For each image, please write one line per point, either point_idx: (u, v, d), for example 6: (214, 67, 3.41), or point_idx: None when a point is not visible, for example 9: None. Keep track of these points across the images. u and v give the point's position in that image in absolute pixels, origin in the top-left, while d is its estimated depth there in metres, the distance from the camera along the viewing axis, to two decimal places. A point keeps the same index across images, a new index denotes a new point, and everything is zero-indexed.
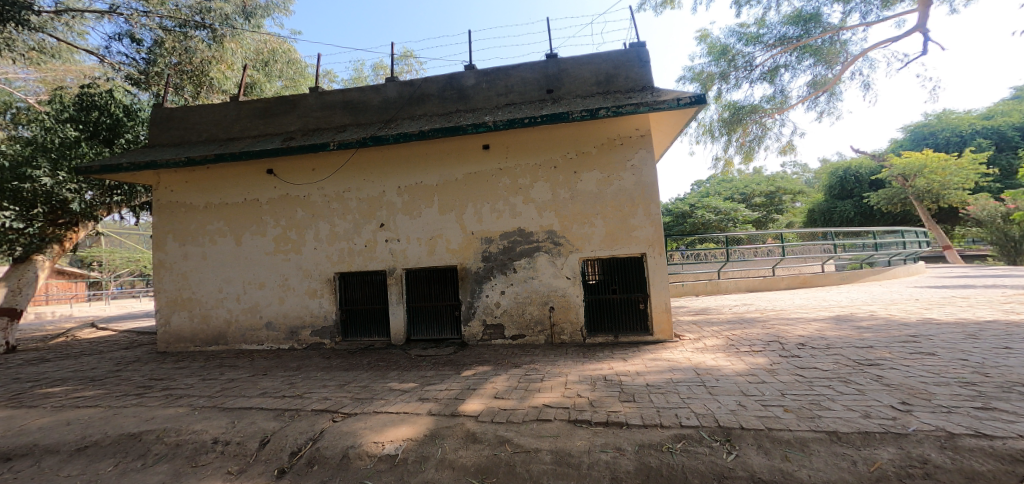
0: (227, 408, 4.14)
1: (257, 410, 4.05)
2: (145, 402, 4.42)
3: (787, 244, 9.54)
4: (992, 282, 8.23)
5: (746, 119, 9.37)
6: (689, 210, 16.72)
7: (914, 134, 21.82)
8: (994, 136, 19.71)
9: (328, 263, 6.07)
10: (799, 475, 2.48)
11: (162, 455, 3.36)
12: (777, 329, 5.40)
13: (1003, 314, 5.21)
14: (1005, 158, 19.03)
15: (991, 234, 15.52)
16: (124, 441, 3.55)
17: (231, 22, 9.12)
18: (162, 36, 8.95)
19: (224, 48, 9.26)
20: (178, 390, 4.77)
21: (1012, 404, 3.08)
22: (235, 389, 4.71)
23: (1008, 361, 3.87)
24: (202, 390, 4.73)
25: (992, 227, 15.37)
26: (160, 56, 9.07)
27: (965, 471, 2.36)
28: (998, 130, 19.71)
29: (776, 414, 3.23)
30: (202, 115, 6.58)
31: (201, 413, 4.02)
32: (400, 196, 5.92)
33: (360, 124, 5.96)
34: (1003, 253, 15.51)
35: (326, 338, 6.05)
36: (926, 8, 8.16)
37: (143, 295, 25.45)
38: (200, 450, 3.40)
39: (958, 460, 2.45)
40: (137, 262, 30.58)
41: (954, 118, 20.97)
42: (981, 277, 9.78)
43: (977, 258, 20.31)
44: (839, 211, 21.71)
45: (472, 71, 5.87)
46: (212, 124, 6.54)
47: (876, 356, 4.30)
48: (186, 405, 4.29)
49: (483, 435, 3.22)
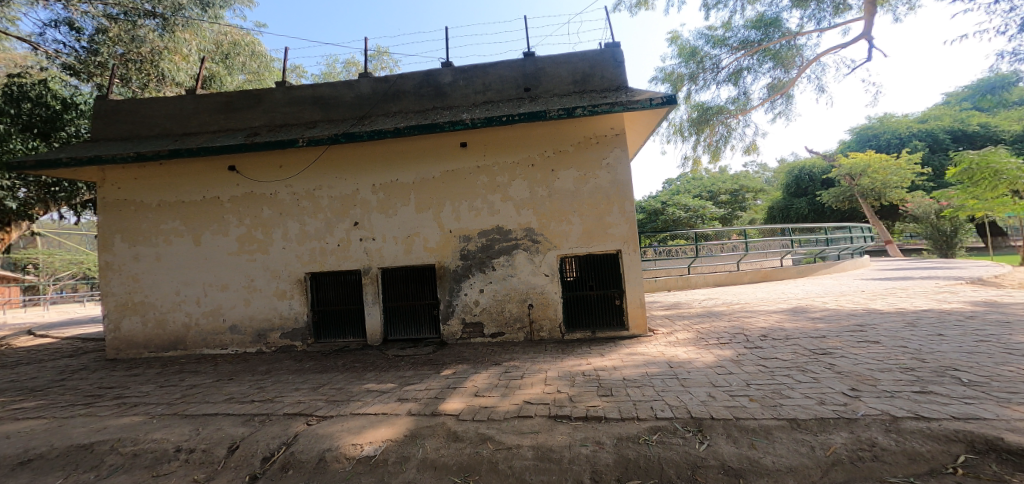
0: (189, 415, 3.96)
1: (223, 416, 3.89)
2: (96, 412, 4.13)
3: (750, 240, 10.08)
4: (927, 274, 9.03)
5: (713, 119, 9.69)
6: (661, 208, 17.40)
7: (860, 136, 23.58)
8: (929, 138, 21.39)
9: (298, 263, 5.84)
10: (765, 462, 2.69)
11: (118, 466, 3.17)
12: (741, 321, 5.74)
13: (936, 303, 5.79)
14: (939, 159, 20.67)
15: (925, 229, 17.18)
16: (74, 453, 3.32)
17: (186, 13, 8.50)
18: (107, 25, 8.13)
19: (177, 38, 8.60)
20: (133, 398, 4.50)
21: (944, 388, 3.49)
22: (198, 395, 4.48)
23: (940, 347, 4.35)
24: (160, 397, 4.48)
25: (928, 223, 16.98)
26: (103, 45, 8.25)
27: (908, 452, 2.65)
28: (932, 133, 21.40)
29: (742, 403, 3.49)
30: (154, 108, 6.07)
31: (162, 421, 3.82)
32: (375, 194, 5.75)
33: (332, 121, 5.71)
34: (936, 247, 17.28)
35: (298, 340, 5.87)
36: (872, 17, 8.67)
37: (87, 300, 23.51)
38: (161, 459, 3.23)
39: (901, 442, 2.74)
40: (80, 264, 28.32)
41: (895, 121, 22.72)
42: (917, 269, 10.75)
43: (914, 252, 22.18)
44: (795, 209, 23.23)
45: (449, 68, 5.73)
46: (166, 118, 6.05)
47: (829, 345, 4.67)
48: (143, 413, 4.05)
49: (464, 434, 3.27)
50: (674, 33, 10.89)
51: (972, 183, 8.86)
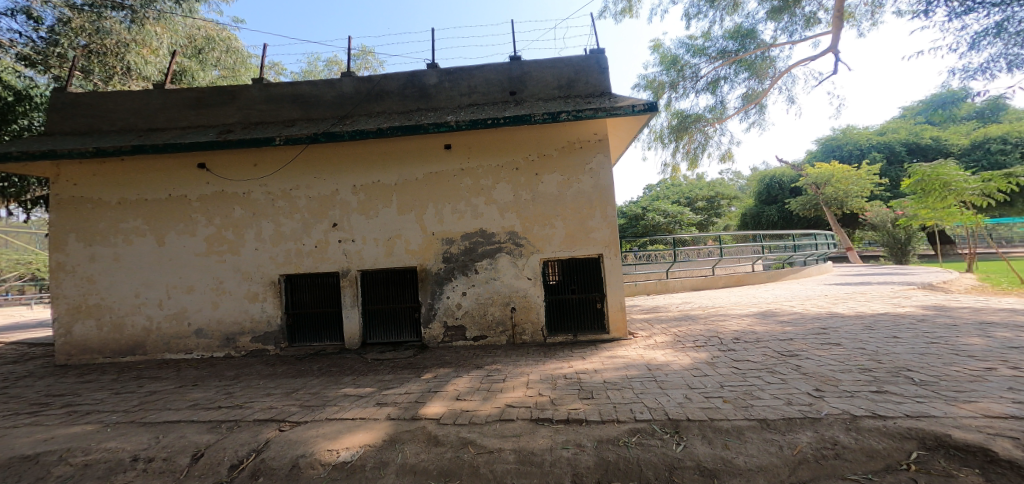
0: (149, 423, 3.75)
1: (187, 423, 3.72)
2: (42, 421, 3.85)
3: (725, 246, 10.46)
4: (884, 279, 9.62)
5: (691, 127, 9.96)
6: (641, 213, 17.90)
7: (825, 147, 24.88)
8: (886, 150, 22.70)
9: (271, 264, 5.63)
10: (738, 462, 2.81)
11: (67, 477, 2.97)
12: (715, 325, 5.96)
13: (892, 307, 6.20)
14: (895, 171, 22.00)
15: (882, 237, 18.17)
16: (17, 465, 3.09)
17: (157, 5, 8.23)
18: (70, 15, 7.63)
19: (147, 31, 8.18)
20: (85, 406, 4.22)
21: (898, 387, 3.75)
22: (159, 402, 4.26)
23: (895, 349, 4.68)
24: (116, 405, 4.22)
25: (885, 231, 17.94)
26: (64, 36, 7.73)
27: (866, 450, 2.83)
28: (889, 145, 22.73)
29: (717, 405, 3.64)
30: (116, 102, 5.68)
31: (117, 430, 3.61)
32: (355, 195, 5.61)
33: (311, 119, 5.50)
34: (892, 254, 18.32)
35: (271, 344, 5.66)
36: (839, 32, 9.12)
37: (35, 301, 21.83)
38: (115, 470, 3.04)
39: (860, 439, 2.93)
40: (28, 263, 26.30)
41: (856, 133, 24.08)
42: (875, 275, 11.45)
43: (873, 258, 23.54)
44: (765, 216, 24.31)
45: (434, 69, 5.64)
46: (130, 112, 5.68)
47: (795, 348, 4.93)
48: (96, 422, 3.80)
49: (445, 438, 3.25)
50: (656, 41, 11.09)
51: (924, 193, 9.54)
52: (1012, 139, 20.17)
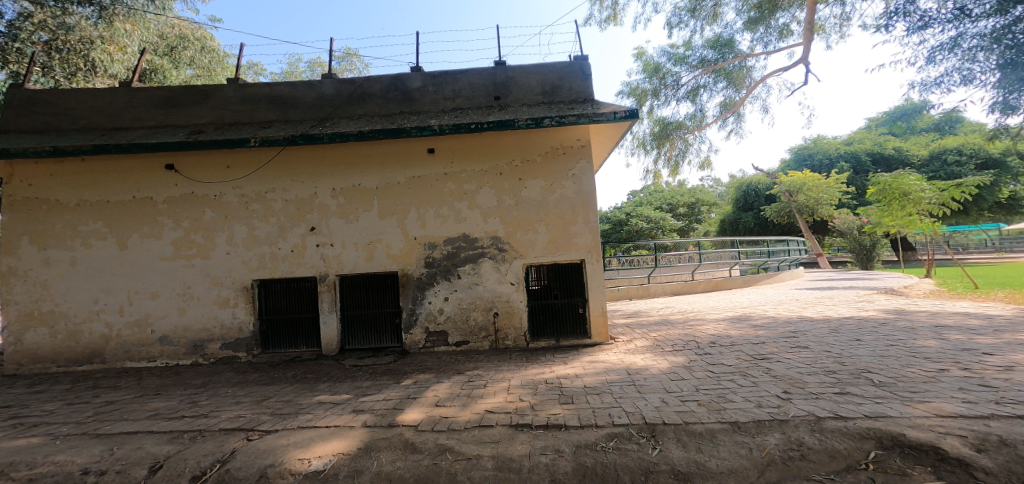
0: (104, 435, 3.57)
1: (146, 434, 3.56)
2: None
3: (704, 251, 10.73)
4: (851, 285, 10.05)
5: (673, 134, 10.16)
6: (625, 219, 18.46)
7: (797, 156, 25.86)
8: (853, 159, 23.60)
9: (244, 269, 5.47)
10: (710, 466, 2.88)
11: None
12: (692, 329, 6.11)
13: (856, 311, 6.51)
14: (861, 179, 22.94)
15: (850, 243, 18.90)
16: None
17: (127, 2, 8.21)
18: (31, 9, 7.54)
19: (115, 28, 8.10)
20: (33, 418, 3.98)
21: (860, 388, 3.94)
22: (117, 412, 4.07)
23: (857, 351, 4.92)
24: (69, 416, 4.00)
25: (852, 238, 18.72)
26: (25, 30, 7.59)
27: (829, 450, 2.96)
28: (856, 154, 23.62)
29: (692, 408, 3.73)
30: (77, 99, 5.39)
31: (67, 443, 3.42)
32: (335, 198, 5.52)
33: (290, 122, 5.36)
34: (858, 259, 19.05)
35: (242, 350, 5.49)
36: (809, 44, 9.47)
37: None
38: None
39: (823, 440, 3.06)
40: None
41: (826, 143, 25.12)
42: (842, 280, 11.97)
43: (843, 264, 24.50)
44: (742, 222, 25.15)
45: (419, 73, 5.57)
46: (93, 110, 5.39)
47: (767, 351, 5.10)
48: (44, 434, 3.60)
49: (423, 445, 3.23)
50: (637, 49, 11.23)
51: (886, 203, 10.01)
52: (966, 150, 21.55)
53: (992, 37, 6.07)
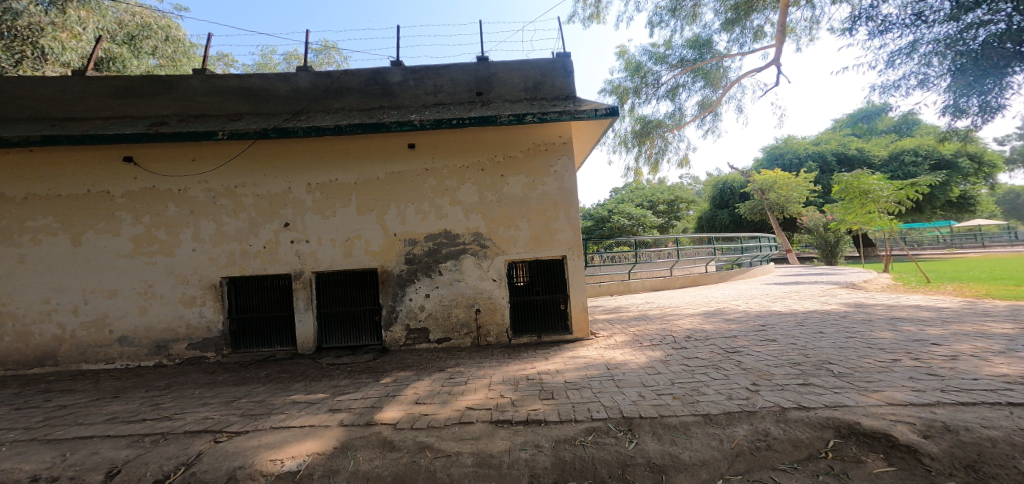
0: (57, 441, 3.38)
1: (103, 439, 3.40)
2: None
3: (681, 248, 11.04)
4: (817, 279, 10.56)
5: (653, 132, 10.29)
6: (607, 216, 18.81)
7: (769, 155, 26.83)
8: (819, 159, 24.62)
9: (211, 266, 5.25)
10: (683, 457, 2.99)
11: None
12: (669, 324, 6.30)
13: (821, 305, 6.86)
14: (826, 178, 24.02)
15: (817, 240, 19.93)
16: None
17: None
18: None
19: (68, 15, 8.66)
20: None
21: (821, 379, 4.18)
22: (72, 417, 3.85)
23: (820, 343, 5.20)
24: (17, 422, 3.76)
25: (818, 234, 19.71)
26: None
27: (792, 440, 3.12)
28: (822, 154, 24.65)
29: (667, 402, 3.86)
30: (22, 86, 4.98)
31: (15, 450, 3.22)
32: (310, 194, 5.35)
33: (262, 115, 5.12)
34: (824, 255, 20.08)
35: (211, 350, 5.29)
36: (782, 46, 9.72)
37: None
38: None
39: (788, 431, 3.23)
40: None
41: (795, 143, 26.09)
42: (809, 275, 12.56)
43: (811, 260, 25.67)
44: (718, 220, 26.12)
45: (399, 67, 5.42)
46: (40, 98, 4.98)
47: (738, 344, 5.32)
48: None
49: (401, 443, 3.22)
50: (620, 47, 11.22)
51: (848, 201, 10.52)
52: (921, 151, 22.68)
53: (943, 44, 6.13)
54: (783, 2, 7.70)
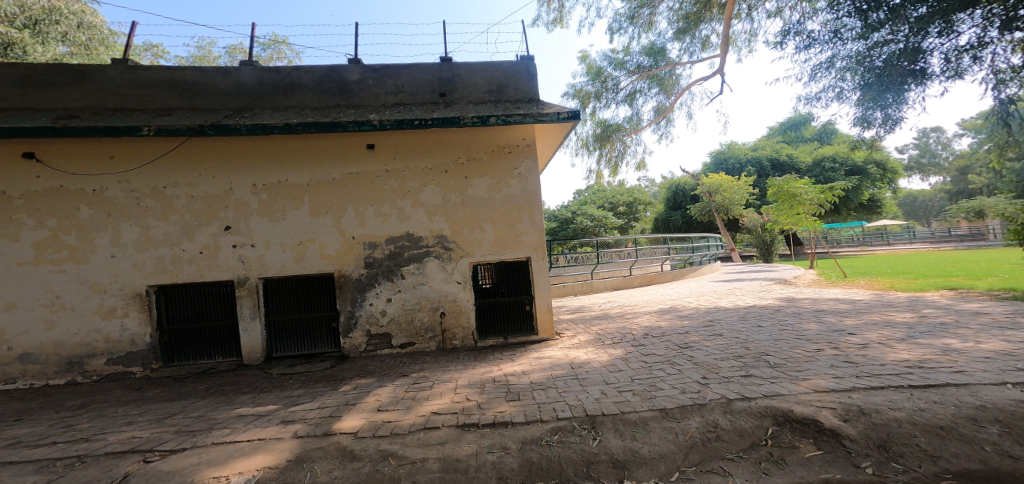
0: None
1: (4, 467, 2.97)
2: None
3: (639, 247, 11.58)
4: (758, 276, 11.48)
5: (612, 136, 10.57)
6: (571, 217, 19.36)
7: (715, 159, 28.70)
8: (755, 164, 26.71)
9: (135, 274, 4.75)
10: (642, 452, 3.13)
11: None
12: (629, 322, 6.60)
13: (760, 299, 7.52)
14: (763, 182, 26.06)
15: (755, 238, 21.59)
16: None
17: None
18: None
19: None
20: None
21: (761, 370, 4.59)
22: None
23: (760, 336, 5.72)
24: None
25: (756, 233, 21.35)
26: None
27: (738, 430, 3.33)
28: (758, 160, 26.75)
29: (627, 398, 4.06)
30: None
31: None
32: (256, 195, 4.98)
33: (198, 111, 4.70)
34: (762, 253, 21.76)
35: (137, 365, 4.78)
36: (725, 56, 10.32)
37: None
38: None
39: (734, 421, 3.44)
40: None
41: (737, 149, 28.03)
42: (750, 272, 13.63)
43: (751, 257, 27.89)
44: (672, 221, 27.32)
45: (357, 65, 5.14)
46: None
47: (690, 340, 5.70)
48: None
49: (363, 452, 3.11)
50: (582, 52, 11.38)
51: (780, 203, 11.53)
52: (839, 158, 25.24)
53: (854, 61, 6.10)
54: (728, 14, 8.11)
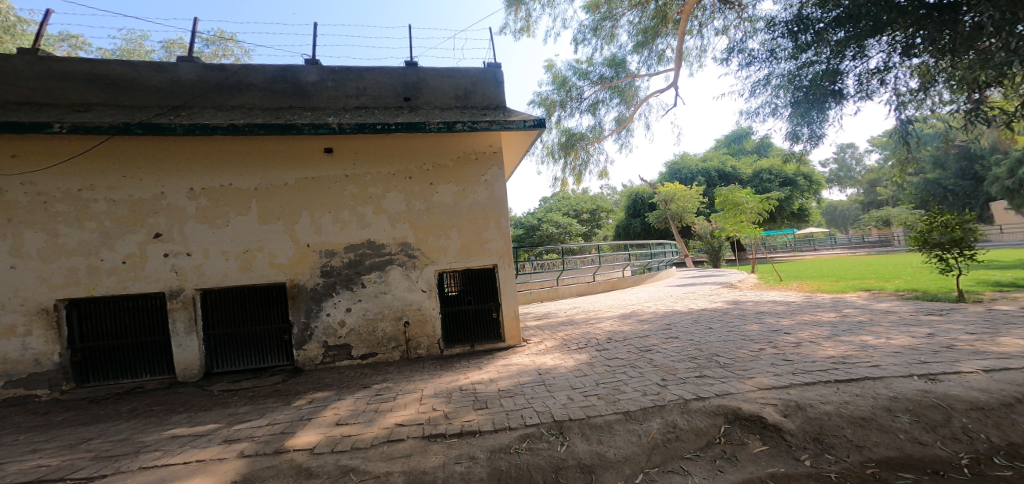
0: None
1: None
2: None
3: (602, 253, 11.97)
4: (709, 280, 12.26)
5: (576, 144, 10.79)
6: (537, 224, 19.65)
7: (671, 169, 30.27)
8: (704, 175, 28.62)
9: (41, 287, 4.25)
10: (609, 455, 3.20)
11: None
12: (592, 327, 6.80)
13: (710, 303, 8.05)
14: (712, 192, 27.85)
15: (705, 245, 23.06)
16: None
17: None
18: None
19: None
20: None
21: (713, 371, 4.91)
22: None
23: (710, 338, 6.13)
24: None
25: (706, 240, 22.82)
26: None
27: (694, 429, 3.45)
28: (707, 171, 28.69)
29: (593, 402, 4.18)
30: None
31: None
32: (193, 200, 4.61)
33: (122, 108, 4.26)
34: (711, 259, 23.23)
35: (42, 388, 4.25)
36: (679, 70, 10.89)
37: None
38: None
39: (691, 420, 3.55)
40: None
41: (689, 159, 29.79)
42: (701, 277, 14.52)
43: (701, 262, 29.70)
44: (632, 228, 28.20)
45: (314, 66, 4.87)
46: None
47: (650, 343, 5.98)
48: None
49: (320, 469, 2.96)
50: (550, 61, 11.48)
51: (726, 212, 12.38)
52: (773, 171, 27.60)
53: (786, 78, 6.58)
54: (683, 29, 8.52)
